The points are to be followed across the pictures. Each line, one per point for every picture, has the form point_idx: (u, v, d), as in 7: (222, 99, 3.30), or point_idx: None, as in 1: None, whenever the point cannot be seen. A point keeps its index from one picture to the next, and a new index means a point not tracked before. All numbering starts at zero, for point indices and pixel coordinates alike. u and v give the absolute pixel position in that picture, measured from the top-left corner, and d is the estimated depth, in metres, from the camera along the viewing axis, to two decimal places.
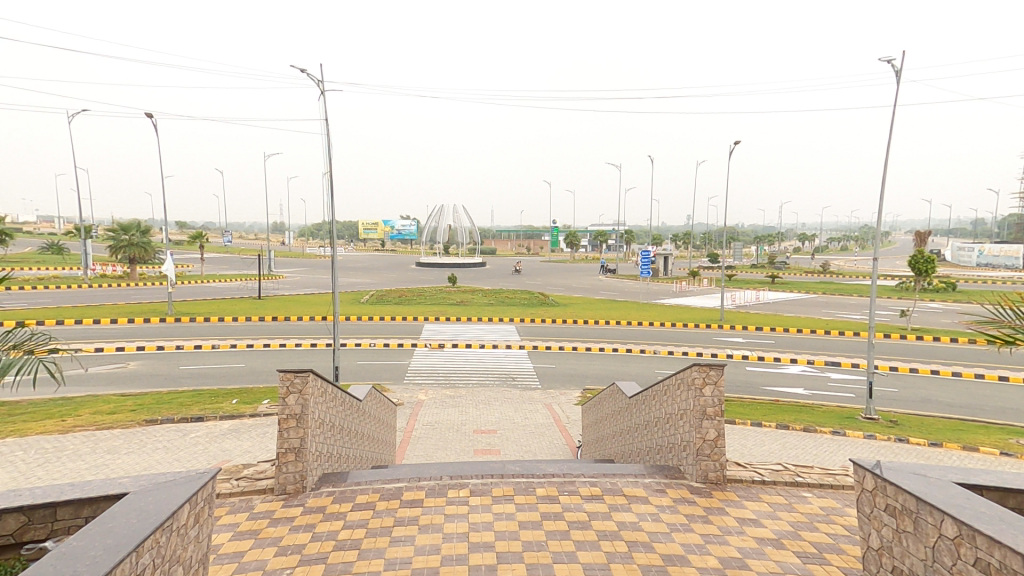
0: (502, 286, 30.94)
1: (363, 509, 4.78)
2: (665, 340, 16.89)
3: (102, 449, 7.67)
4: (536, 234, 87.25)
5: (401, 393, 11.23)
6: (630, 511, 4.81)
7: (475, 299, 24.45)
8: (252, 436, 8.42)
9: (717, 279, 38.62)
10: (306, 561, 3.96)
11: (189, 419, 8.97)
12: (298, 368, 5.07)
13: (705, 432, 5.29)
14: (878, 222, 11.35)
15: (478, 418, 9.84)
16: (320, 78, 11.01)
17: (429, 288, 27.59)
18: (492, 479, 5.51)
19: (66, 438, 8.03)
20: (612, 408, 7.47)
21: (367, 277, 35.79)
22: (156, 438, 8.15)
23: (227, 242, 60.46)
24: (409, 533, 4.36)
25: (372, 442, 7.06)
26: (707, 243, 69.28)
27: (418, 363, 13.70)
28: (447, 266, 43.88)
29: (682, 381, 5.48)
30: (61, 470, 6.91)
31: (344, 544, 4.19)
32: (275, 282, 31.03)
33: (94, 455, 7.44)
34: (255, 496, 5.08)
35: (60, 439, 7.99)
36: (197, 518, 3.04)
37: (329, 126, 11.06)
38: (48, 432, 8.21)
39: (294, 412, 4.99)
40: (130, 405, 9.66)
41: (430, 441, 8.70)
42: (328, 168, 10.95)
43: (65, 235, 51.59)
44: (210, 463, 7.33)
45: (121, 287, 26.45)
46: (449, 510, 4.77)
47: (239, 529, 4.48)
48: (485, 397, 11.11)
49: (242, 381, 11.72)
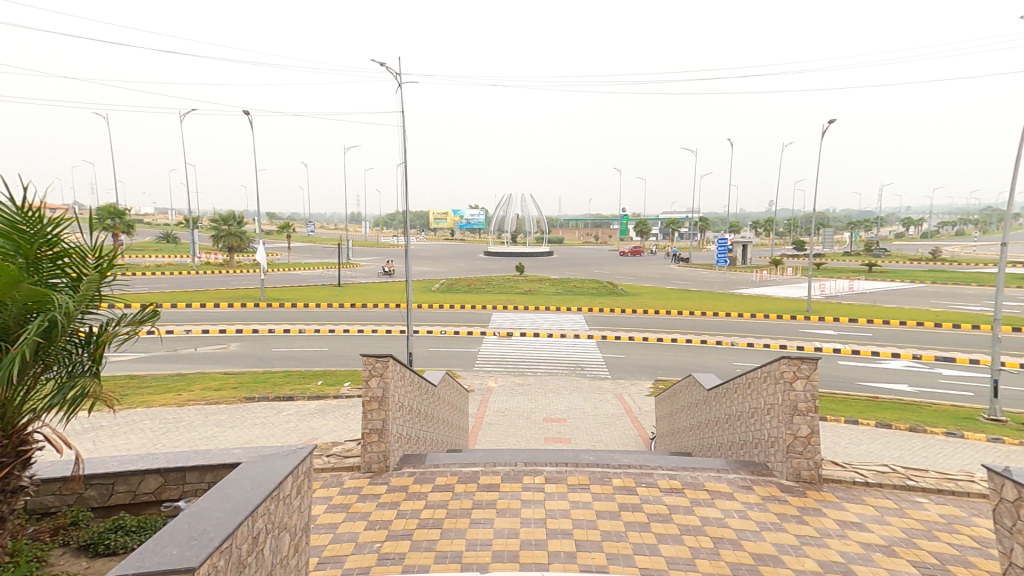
0: (570, 275, 30.84)
1: (443, 490, 4.94)
2: (746, 331, 16.21)
3: (211, 422, 8.41)
4: (605, 223, 86.10)
5: (472, 379, 11.51)
6: (714, 506, 4.68)
7: (544, 288, 24.39)
8: (336, 416, 8.92)
9: (804, 268, 36.31)
10: (393, 536, 4.16)
11: (282, 397, 9.63)
12: (378, 353, 5.28)
13: (796, 429, 5.04)
14: (1008, 201, 10.10)
15: (547, 406, 9.87)
16: (398, 71, 11.48)
17: (498, 277, 27.93)
18: (566, 467, 5.52)
19: (182, 410, 8.87)
20: (689, 400, 7.27)
21: (438, 266, 36.75)
22: (255, 414, 8.83)
23: (309, 233, 63.96)
24: (487, 516, 4.46)
25: (446, 426, 7.25)
26: (793, 230, 65.15)
27: (487, 350, 13.94)
28: (516, 255, 44.12)
29: (767, 374, 5.26)
30: (172, 438, 7.63)
31: (426, 523, 4.35)
32: (353, 270, 32.50)
33: (205, 427, 8.16)
34: (344, 473, 5.38)
35: (177, 411, 8.83)
36: (299, 489, 3.26)
37: (406, 122, 11.44)
38: (168, 405, 9.09)
39: (376, 394, 5.20)
40: (231, 383, 10.51)
41: (500, 427, 8.85)
42: (402, 158, 11.45)
43: (174, 226, 57.11)
44: (300, 439, 7.82)
45: (219, 275, 28.68)
46: (525, 496, 4.84)
47: (332, 502, 4.76)
48: (556, 386, 11.12)
49: (326, 364, 12.43)
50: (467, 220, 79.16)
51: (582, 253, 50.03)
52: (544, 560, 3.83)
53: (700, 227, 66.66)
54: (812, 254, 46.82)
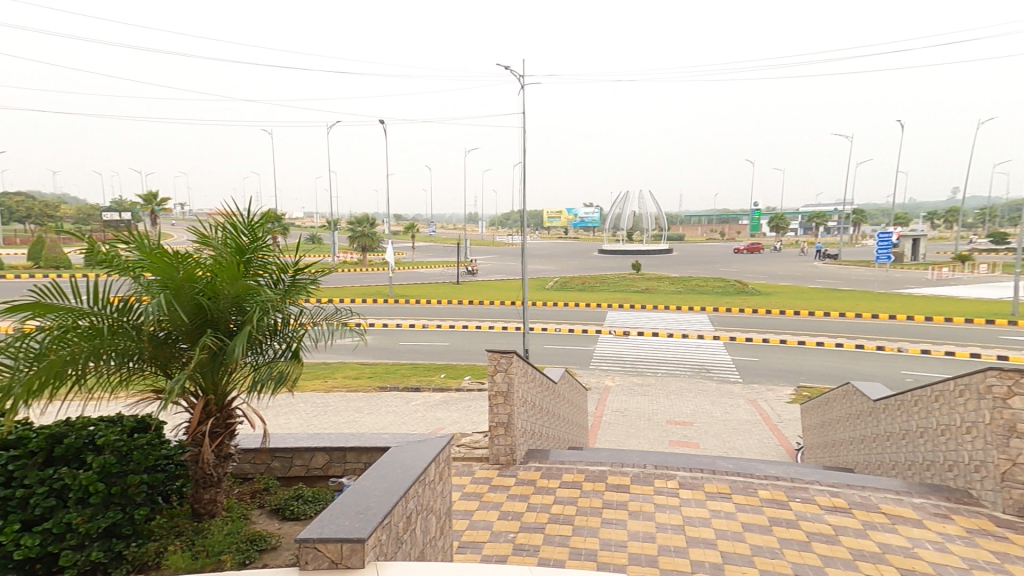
0: (691, 273, 29.39)
1: (571, 488, 4.89)
2: (911, 336, 14.27)
3: (352, 408, 9.17)
4: (733, 219, 80.91)
5: (588, 377, 11.37)
6: (896, 533, 4.08)
7: (662, 288, 23.25)
8: (459, 408, 9.28)
9: (992, 266, 31.05)
10: (526, 529, 4.20)
11: (410, 388, 10.24)
12: (503, 350, 5.34)
13: (1011, 453, 4.28)
14: None
15: (670, 408, 9.45)
16: (521, 73, 11.86)
17: (613, 275, 27.42)
18: (702, 473, 5.21)
19: (328, 396, 9.78)
20: (849, 411, 6.51)
21: (552, 264, 36.94)
22: (388, 403, 9.47)
23: (432, 233, 67.64)
24: (619, 517, 4.34)
25: (567, 424, 7.23)
26: (969, 223, 56.13)
27: (603, 349, 13.69)
28: (633, 253, 43.01)
29: (966, 390, 4.58)
30: (321, 421, 8.44)
31: (558, 518, 4.33)
32: (471, 269, 33.77)
33: (347, 412, 8.92)
34: (475, 463, 5.56)
35: (324, 397, 9.76)
36: (441, 476, 3.41)
37: (526, 121, 11.74)
38: (317, 390, 10.09)
39: (501, 389, 5.27)
40: (366, 373, 11.41)
41: (620, 427, 8.62)
42: (522, 158, 11.78)
43: (318, 230, 63.51)
44: (427, 428, 8.25)
45: (353, 272, 31.35)
46: (658, 500, 4.63)
47: (466, 490, 4.93)
48: (680, 388, 10.60)
49: (449, 358, 13.02)
50: (581, 218, 78.70)
51: (706, 251, 47.43)
52: (686, 568, 3.62)
53: (845, 222, 60.06)
54: (997, 250, 39.97)
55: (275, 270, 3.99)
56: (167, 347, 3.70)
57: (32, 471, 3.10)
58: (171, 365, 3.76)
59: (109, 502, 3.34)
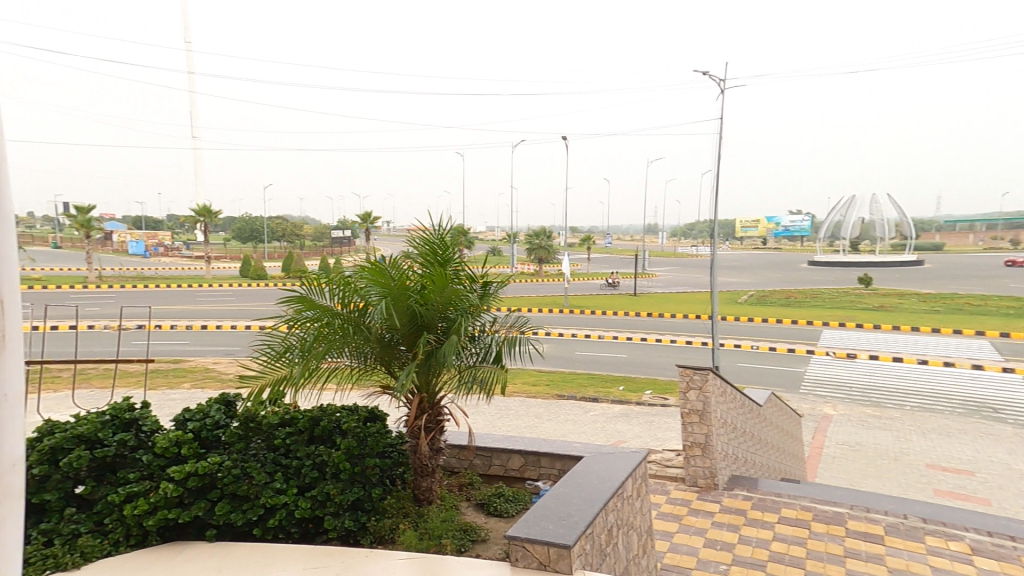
0: (933, 290, 24.30)
1: (795, 526, 4.22)
2: None
3: (530, 413, 9.29)
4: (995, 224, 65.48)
5: (797, 403, 9.95)
6: None
7: (904, 305, 19.84)
8: (641, 422, 8.81)
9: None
10: (742, 562, 3.72)
11: (588, 398, 10.05)
12: (699, 366, 4.81)
13: None
14: None
15: (914, 450, 7.75)
16: (722, 75, 11.57)
17: (823, 290, 24.02)
18: (1002, 540, 4.07)
19: (507, 399, 10.07)
20: None
21: (743, 277, 33.82)
22: (566, 411, 9.39)
23: (610, 245, 67.15)
24: (867, 570, 3.62)
25: (775, 452, 6.36)
26: None
27: (815, 372, 11.92)
28: (851, 266, 37.28)
29: None
30: (503, 424, 8.69)
31: (784, 558, 3.76)
32: (651, 281, 32.56)
33: (526, 417, 9.05)
34: (669, 483, 5.09)
35: (503, 400, 10.07)
36: (638, 492, 3.61)
37: (724, 124, 11.37)
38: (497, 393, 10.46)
39: (696, 407, 4.78)
40: (543, 380, 11.53)
41: (841, 463, 7.31)
42: (718, 167, 11.49)
43: (502, 243, 67.41)
44: (608, 439, 7.95)
45: (533, 283, 32.45)
46: (931, 562, 3.73)
47: (664, 509, 4.56)
48: (938, 426, 8.68)
49: (628, 370, 12.55)
50: (786, 228, 70.50)
51: (951, 263, 39.01)
52: None
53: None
54: None
55: (471, 279, 4.32)
56: (390, 349, 4.31)
57: (304, 446, 4.23)
58: (393, 364, 4.37)
59: (354, 479, 4.26)
